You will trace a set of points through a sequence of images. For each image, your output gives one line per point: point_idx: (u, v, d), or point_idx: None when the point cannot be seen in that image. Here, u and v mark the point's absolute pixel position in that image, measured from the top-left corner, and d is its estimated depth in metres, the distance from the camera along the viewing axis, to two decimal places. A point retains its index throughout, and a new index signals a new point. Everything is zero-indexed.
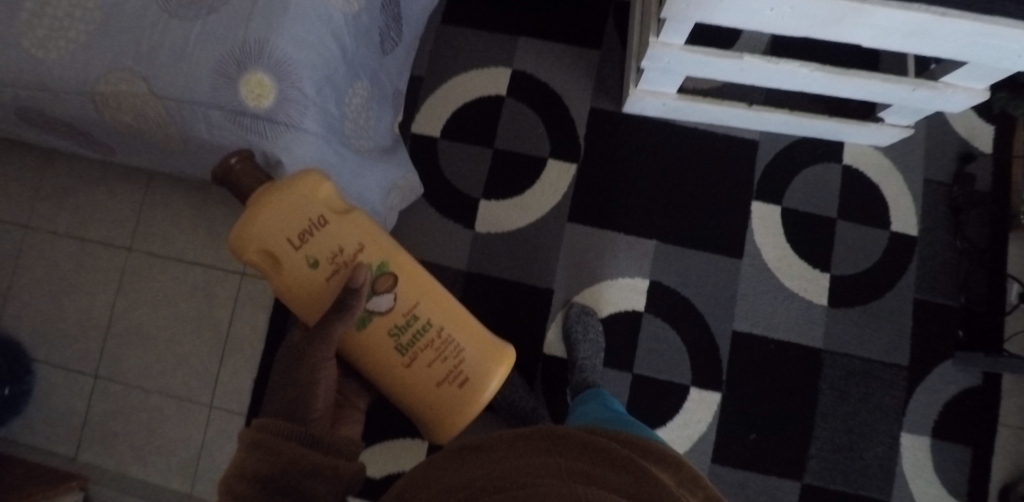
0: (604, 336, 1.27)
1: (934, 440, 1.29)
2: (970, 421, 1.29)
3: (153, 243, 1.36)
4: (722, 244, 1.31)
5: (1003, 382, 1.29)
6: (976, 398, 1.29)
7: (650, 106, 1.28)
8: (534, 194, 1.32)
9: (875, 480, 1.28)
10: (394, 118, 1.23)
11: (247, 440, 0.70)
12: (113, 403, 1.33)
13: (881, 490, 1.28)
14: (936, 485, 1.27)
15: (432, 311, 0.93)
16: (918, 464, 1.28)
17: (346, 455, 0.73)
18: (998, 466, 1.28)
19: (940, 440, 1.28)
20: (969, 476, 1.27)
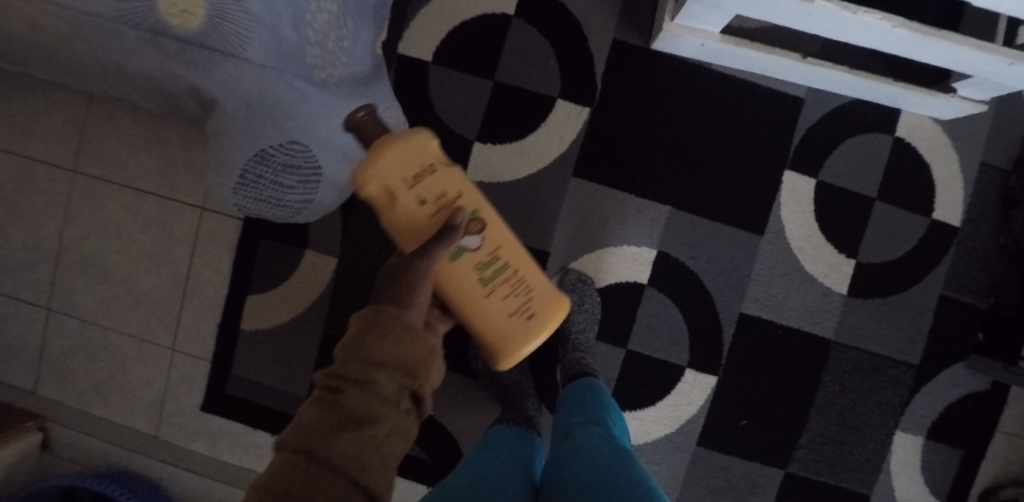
0: (601, 308, 1.14)
1: (927, 440, 1.20)
2: (971, 426, 1.19)
3: (103, 166, 1.20)
4: (746, 215, 1.15)
5: (1012, 389, 1.19)
6: (977, 403, 1.19)
7: (685, 47, 1.09)
8: (537, 140, 1.14)
9: (858, 473, 1.20)
10: (377, 37, 1.03)
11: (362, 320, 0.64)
12: (70, 338, 1.23)
13: (863, 482, 1.20)
14: (920, 485, 1.20)
15: (516, 255, 0.80)
16: (904, 461, 1.20)
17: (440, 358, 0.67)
18: (984, 470, 1.20)
19: (933, 441, 1.20)
20: (954, 479, 1.20)
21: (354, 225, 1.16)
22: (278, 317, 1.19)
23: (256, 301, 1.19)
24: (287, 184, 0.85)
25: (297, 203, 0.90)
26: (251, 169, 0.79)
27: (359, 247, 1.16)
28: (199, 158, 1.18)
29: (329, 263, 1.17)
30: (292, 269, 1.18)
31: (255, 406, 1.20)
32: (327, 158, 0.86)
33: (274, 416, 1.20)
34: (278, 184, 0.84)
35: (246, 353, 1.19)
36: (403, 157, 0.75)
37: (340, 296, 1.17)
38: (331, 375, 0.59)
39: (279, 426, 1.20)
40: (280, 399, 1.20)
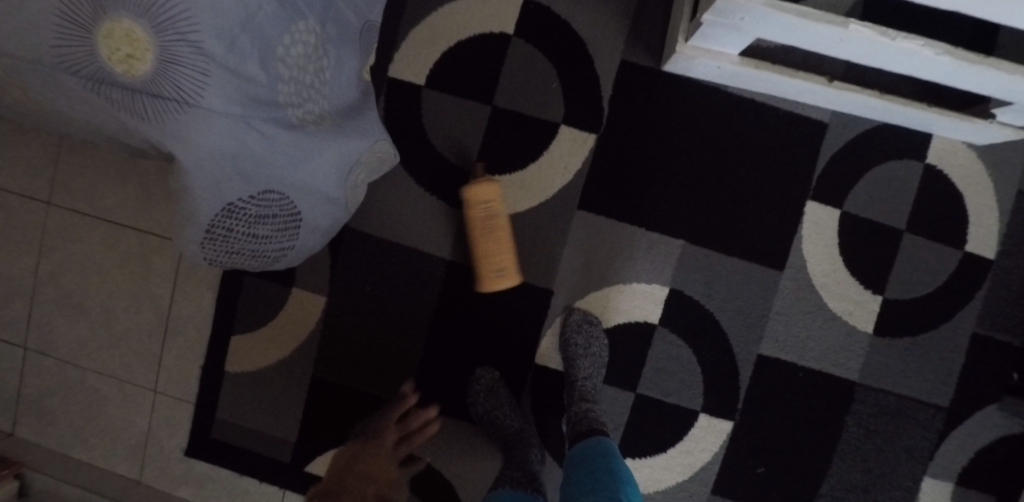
0: (609, 350, 1.06)
1: (959, 489, 1.10)
2: (1008, 474, 1.10)
3: (79, 197, 1.13)
4: (763, 249, 1.08)
5: None
6: (1016, 449, 1.10)
7: (700, 69, 1.02)
8: (539, 170, 1.06)
9: None
10: (367, 60, 0.96)
11: (337, 462, 1.02)
12: (47, 378, 1.16)
13: None
14: None
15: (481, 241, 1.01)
16: None
17: (401, 466, 1.05)
18: None
19: (966, 490, 1.10)
20: None
21: (344, 261, 1.09)
22: (265, 357, 1.12)
23: (241, 340, 1.12)
24: (262, 234, 0.77)
25: (275, 251, 0.82)
26: (219, 223, 0.70)
27: (350, 284, 1.09)
28: None
29: (318, 301, 1.10)
30: (279, 307, 1.11)
31: (242, 451, 1.13)
32: (301, 202, 0.79)
33: (262, 461, 1.13)
34: (252, 235, 0.76)
35: (232, 395, 1.13)
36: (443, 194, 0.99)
37: (331, 336, 1.10)
38: (318, 492, 0.95)
39: (268, 472, 1.13)
40: (268, 444, 1.13)
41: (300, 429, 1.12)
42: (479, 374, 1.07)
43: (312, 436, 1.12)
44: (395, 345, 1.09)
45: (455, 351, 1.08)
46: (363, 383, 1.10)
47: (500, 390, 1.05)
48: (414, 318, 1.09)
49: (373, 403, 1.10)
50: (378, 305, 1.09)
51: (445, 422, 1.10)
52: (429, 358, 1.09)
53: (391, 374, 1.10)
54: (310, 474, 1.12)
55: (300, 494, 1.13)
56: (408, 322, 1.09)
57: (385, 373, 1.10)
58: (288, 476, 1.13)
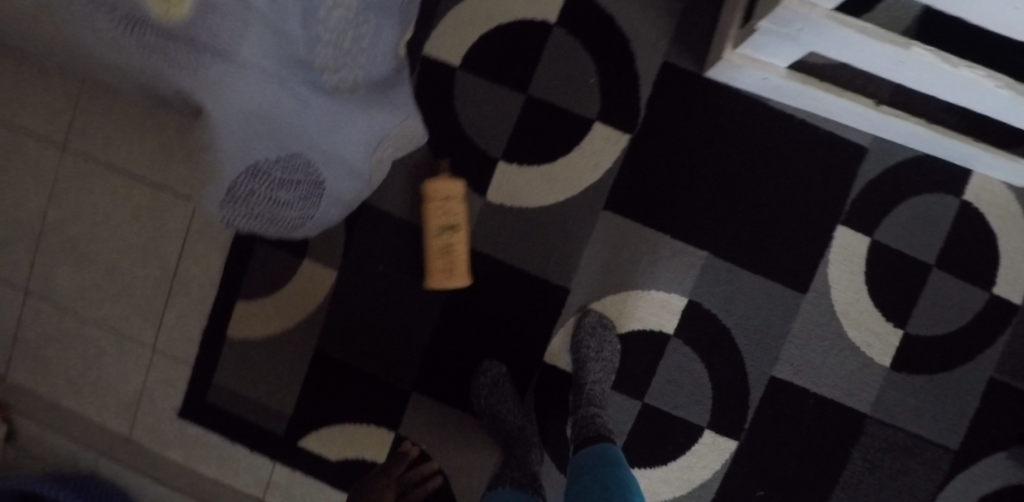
0: (620, 356, 1.04)
1: None
2: None
3: (95, 144, 1.10)
4: (788, 270, 1.05)
5: None
6: None
7: (745, 79, 0.99)
8: (568, 165, 1.04)
9: None
10: (405, 34, 0.93)
11: None
12: (45, 325, 1.14)
13: None
14: None
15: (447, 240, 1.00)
16: None
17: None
18: None
19: None
20: None
21: (360, 237, 1.06)
22: (269, 326, 1.09)
23: (247, 307, 1.09)
24: (283, 199, 0.74)
25: (293, 219, 0.79)
26: (242, 185, 0.67)
27: (364, 262, 1.07)
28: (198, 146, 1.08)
29: (328, 275, 1.08)
30: (288, 276, 1.08)
31: (237, 419, 1.11)
32: (325, 170, 0.76)
33: (255, 431, 1.11)
34: (272, 200, 0.73)
35: (232, 361, 1.11)
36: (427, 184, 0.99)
37: (338, 312, 1.08)
38: None
39: (260, 442, 1.11)
40: (264, 414, 1.11)
41: (297, 402, 1.10)
42: (485, 367, 1.04)
43: (308, 410, 1.10)
44: (402, 328, 1.07)
45: (463, 341, 1.06)
46: (366, 363, 1.08)
47: (505, 385, 1.03)
48: (425, 302, 1.07)
49: (375, 385, 1.08)
50: (389, 286, 1.07)
51: (445, 411, 1.08)
52: (436, 345, 1.07)
53: (396, 357, 1.08)
54: (303, 449, 1.10)
55: (291, 467, 1.11)
56: (418, 306, 1.07)
57: (390, 355, 1.08)
58: (280, 449, 1.11)
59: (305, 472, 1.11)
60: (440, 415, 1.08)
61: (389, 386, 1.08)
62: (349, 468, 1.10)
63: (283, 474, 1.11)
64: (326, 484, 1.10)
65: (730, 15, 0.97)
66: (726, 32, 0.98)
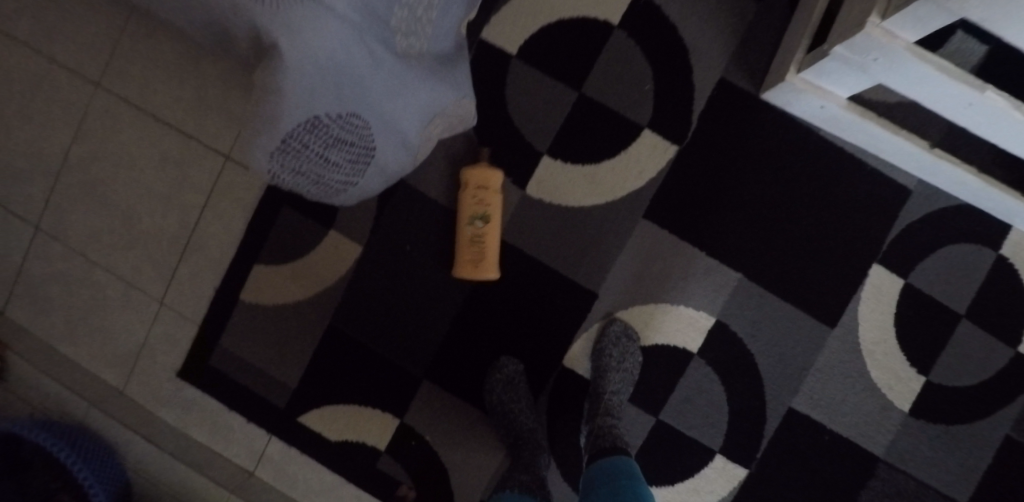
0: (640, 369, 1.02)
1: None
2: None
3: (130, 86, 1.07)
4: (819, 303, 1.03)
5: None
6: None
7: (801, 104, 0.98)
8: (612, 169, 1.02)
9: None
10: (468, 13, 0.91)
11: None
12: (51, 264, 1.10)
13: None
14: None
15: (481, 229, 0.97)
16: None
17: None
18: None
19: None
20: None
21: (390, 215, 1.04)
22: (285, 295, 1.06)
23: (264, 272, 1.06)
24: (333, 161, 0.71)
25: (336, 184, 0.76)
26: (297, 137, 0.64)
27: (391, 241, 1.04)
28: (237, 102, 1.05)
29: (353, 250, 1.05)
30: (311, 246, 1.05)
31: (237, 386, 1.08)
32: (379, 139, 0.73)
33: (254, 400, 1.08)
34: (322, 159, 0.70)
35: (241, 326, 1.07)
36: (467, 172, 0.97)
37: (358, 289, 1.05)
38: None
39: (258, 413, 1.08)
40: (266, 384, 1.07)
41: (303, 376, 1.07)
42: (502, 363, 1.02)
43: (313, 386, 1.07)
44: (421, 314, 1.04)
45: (482, 334, 1.04)
46: (380, 344, 1.05)
47: (520, 385, 1.01)
48: (448, 290, 1.04)
49: (385, 369, 1.05)
50: (413, 269, 1.04)
51: (454, 404, 1.05)
52: (453, 336, 1.04)
53: (411, 343, 1.05)
54: (302, 425, 1.07)
55: (287, 443, 1.07)
56: (440, 293, 1.04)
57: (405, 340, 1.05)
58: (278, 422, 1.07)
59: (300, 448, 1.07)
60: (448, 407, 1.05)
61: (400, 372, 1.05)
62: (346, 450, 1.06)
63: (278, 449, 1.08)
64: (321, 464, 1.07)
65: (795, 40, 0.96)
66: (788, 56, 0.97)
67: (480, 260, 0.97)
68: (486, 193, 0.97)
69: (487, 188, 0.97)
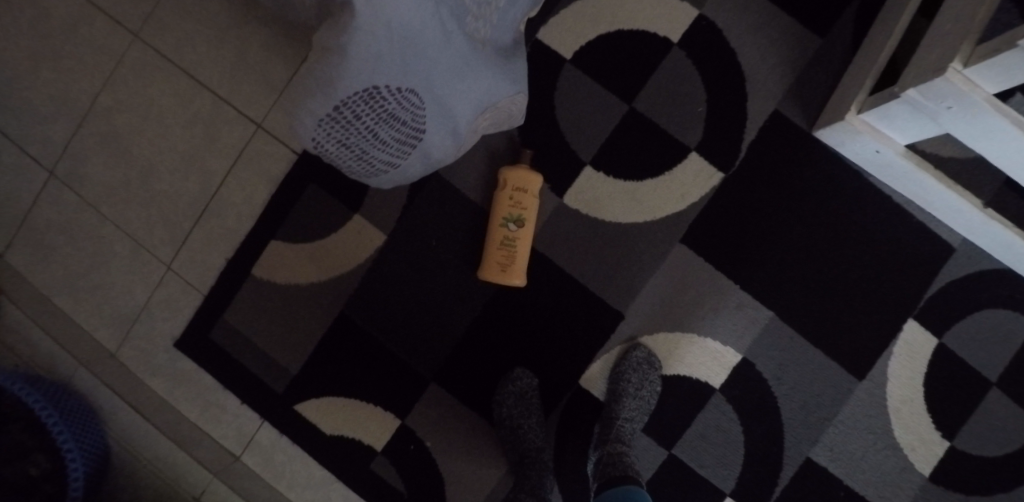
0: (658, 398, 0.98)
1: None
2: None
3: (168, 40, 1.03)
4: (850, 352, 1.00)
5: None
6: None
7: (856, 146, 0.94)
8: (655, 189, 0.99)
9: None
10: (530, 10, 0.88)
11: None
12: (60, 212, 1.05)
13: None
14: None
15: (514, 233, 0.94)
16: None
17: None
18: None
19: None
20: None
21: (419, 207, 1.00)
22: (299, 275, 1.02)
23: (281, 249, 1.02)
24: (382, 139, 0.66)
25: (380, 166, 0.72)
26: (352, 104, 0.60)
27: (418, 233, 1.00)
28: (275, 71, 1.02)
29: (376, 238, 1.01)
30: (334, 228, 1.02)
31: (235, 364, 1.03)
32: (434, 123, 0.69)
33: (251, 382, 1.03)
34: (372, 135, 0.65)
35: (249, 302, 1.03)
36: (505, 172, 0.94)
37: (375, 279, 1.01)
38: None
39: (254, 395, 1.03)
40: (266, 365, 1.03)
41: (306, 362, 1.02)
42: (516, 375, 0.98)
43: (315, 373, 1.02)
44: (438, 313, 1.00)
45: (498, 343, 1.00)
46: (390, 340, 1.01)
47: (532, 400, 0.97)
48: (468, 292, 1.00)
49: (392, 366, 1.01)
50: (436, 265, 1.00)
51: (459, 412, 1.01)
52: (468, 340, 1.00)
53: (423, 342, 1.01)
54: (298, 413, 1.02)
55: (279, 430, 1.02)
56: (460, 294, 1.00)
57: (417, 338, 1.01)
58: (273, 407, 1.02)
59: (292, 438, 1.02)
60: (453, 414, 1.01)
61: (407, 371, 1.01)
62: (341, 446, 1.01)
63: (268, 435, 1.03)
64: (313, 457, 1.02)
65: (857, 79, 0.93)
66: (848, 95, 0.94)
67: (509, 265, 0.93)
68: (523, 196, 0.93)
69: (524, 190, 0.94)
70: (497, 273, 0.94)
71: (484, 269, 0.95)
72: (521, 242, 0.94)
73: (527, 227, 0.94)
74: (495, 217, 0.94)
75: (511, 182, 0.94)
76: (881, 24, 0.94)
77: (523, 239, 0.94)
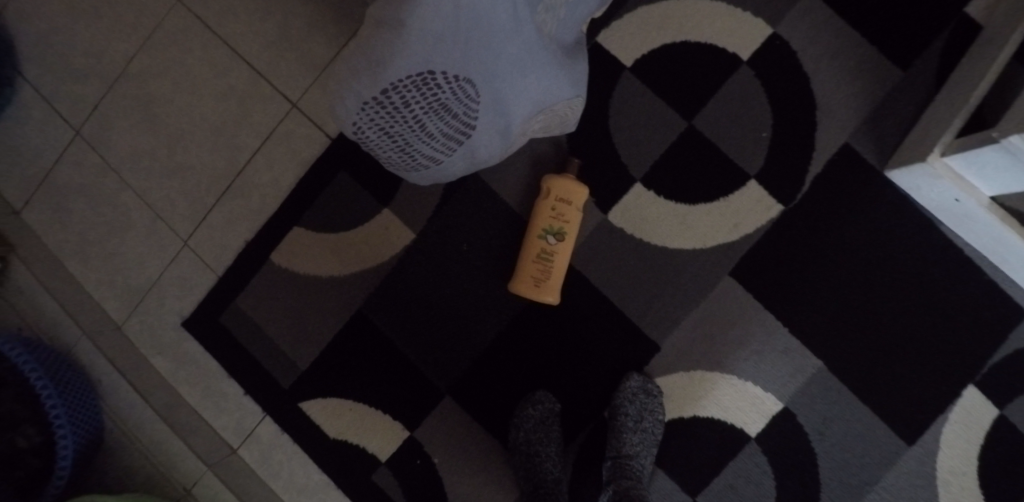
0: (662, 430, 0.92)
1: None
2: None
3: (208, 6, 0.98)
4: (901, 413, 0.91)
5: None
6: None
7: (932, 191, 0.86)
8: (707, 215, 0.92)
9: None
10: (595, 10, 0.82)
11: None
12: (83, 174, 1.01)
13: None
14: None
15: (553, 247, 0.87)
16: None
17: None
18: None
19: None
20: None
21: (452, 209, 0.94)
22: (320, 267, 0.97)
23: (303, 236, 0.97)
24: (429, 130, 0.60)
25: (421, 161, 0.65)
26: (403, 89, 0.54)
27: (447, 236, 0.95)
28: (316, 49, 0.96)
29: (405, 236, 0.95)
30: (361, 221, 0.96)
31: (242, 352, 0.98)
32: (486, 120, 0.63)
33: (257, 372, 0.97)
34: (419, 126, 0.59)
35: (263, 288, 0.97)
36: (548, 179, 0.88)
37: (398, 279, 0.95)
38: None
39: (258, 386, 0.97)
40: (274, 357, 0.97)
41: (317, 359, 0.97)
42: (537, 398, 0.92)
43: (325, 372, 0.96)
44: (461, 322, 0.95)
45: (520, 361, 0.94)
46: (407, 346, 0.95)
47: (552, 426, 0.91)
48: (497, 304, 0.94)
49: (406, 373, 0.95)
50: (463, 271, 0.94)
51: (473, 430, 0.95)
52: (490, 354, 0.94)
53: (441, 352, 0.95)
54: (301, 411, 0.96)
55: (280, 426, 0.97)
56: (488, 305, 0.94)
57: (436, 348, 0.95)
58: (277, 402, 0.97)
59: (293, 436, 0.96)
60: (466, 432, 0.95)
61: (422, 380, 0.95)
62: (344, 452, 0.96)
63: (268, 430, 0.97)
64: (314, 461, 0.96)
65: (943, 116, 0.84)
66: (931, 132, 0.85)
67: (543, 280, 0.87)
68: (566, 208, 0.87)
69: (567, 202, 0.87)
70: (528, 288, 0.88)
71: (515, 281, 0.89)
72: (558, 258, 0.87)
73: (567, 242, 0.87)
74: (533, 228, 0.88)
75: (554, 192, 0.87)
76: (974, 59, 0.85)
77: (560, 254, 0.87)
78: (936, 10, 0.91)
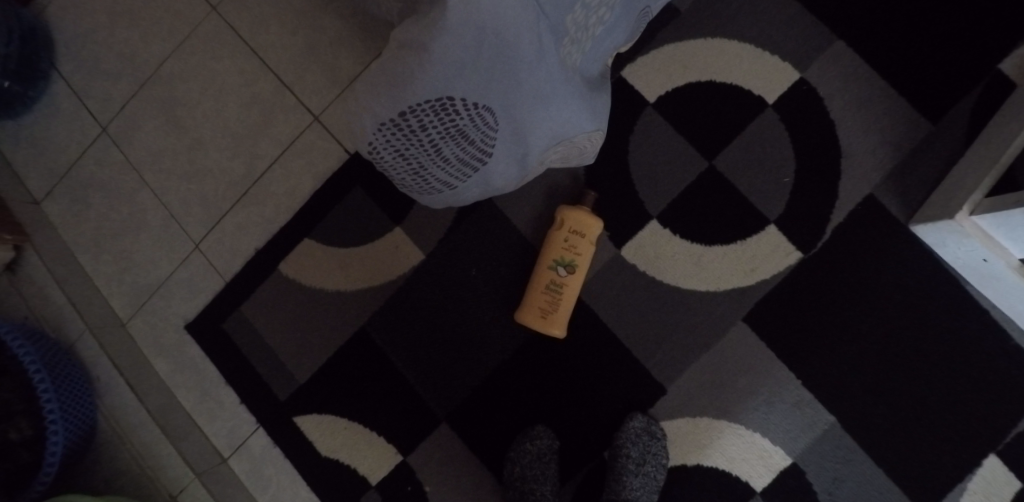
0: (664, 476, 0.89)
1: None
2: None
3: (241, 16, 0.99)
4: (916, 477, 0.87)
5: None
6: None
7: (958, 249, 0.83)
8: (723, 258, 0.90)
9: None
10: (622, 44, 0.81)
11: None
12: (105, 169, 1.02)
13: None
14: None
15: (563, 280, 0.86)
16: None
17: None
18: None
19: None
20: None
21: (463, 233, 0.94)
22: (327, 281, 0.96)
23: (313, 249, 0.96)
24: (445, 155, 0.59)
25: (435, 185, 0.65)
26: (421, 112, 0.53)
27: (457, 259, 0.94)
28: (343, 65, 0.97)
29: (414, 257, 0.95)
30: (372, 238, 0.95)
31: (242, 360, 0.97)
32: (503, 148, 0.62)
33: (255, 382, 0.96)
34: (434, 151, 0.59)
35: (269, 298, 0.97)
36: (563, 210, 0.86)
37: (404, 299, 0.94)
38: None
39: (255, 396, 0.96)
40: (273, 368, 0.96)
41: (315, 374, 0.95)
42: (536, 433, 0.90)
43: (322, 388, 0.95)
44: (465, 349, 0.93)
45: (522, 393, 0.92)
46: (407, 368, 0.94)
47: (550, 463, 0.89)
48: (501, 333, 0.93)
49: (403, 396, 0.93)
50: (471, 297, 0.93)
51: (467, 460, 0.92)
52: (492, 384, 0.92)
53: (442, 377, 0.93)
54: (296, 425, 0.95)
55: (273, 440, 0.95)
56: (493, 333, 0.93)
57: (437, 373, 0.93)
58: (272, 414, 0.95)
59: (285, 449, 0.95)
60: (460, 462, 0.92)
61: (420, 404, 0.93)
62: (335, 471, 0.94)
63: (261, 442, 0.95)
64: (305, 477, 0.94)
65: (971, 174, 0.82)
66: (959, 189, 0.82)
67: (551, 312, 0.86)
68: (579, 241, 0.86)
69: (580, 235, 0.86)
70: (535, 319, 0.86)
71: (523, 311, 0.87)
72: (568, 291, 0.86)
73: (578, 276, 0.86)
74: (545, 258, 0.87)
75: (568, 224, 0.86)
76: (1008, 118, 0.83)
77: (569, 287, 0.86)
78: (971, 66, 0.89)
